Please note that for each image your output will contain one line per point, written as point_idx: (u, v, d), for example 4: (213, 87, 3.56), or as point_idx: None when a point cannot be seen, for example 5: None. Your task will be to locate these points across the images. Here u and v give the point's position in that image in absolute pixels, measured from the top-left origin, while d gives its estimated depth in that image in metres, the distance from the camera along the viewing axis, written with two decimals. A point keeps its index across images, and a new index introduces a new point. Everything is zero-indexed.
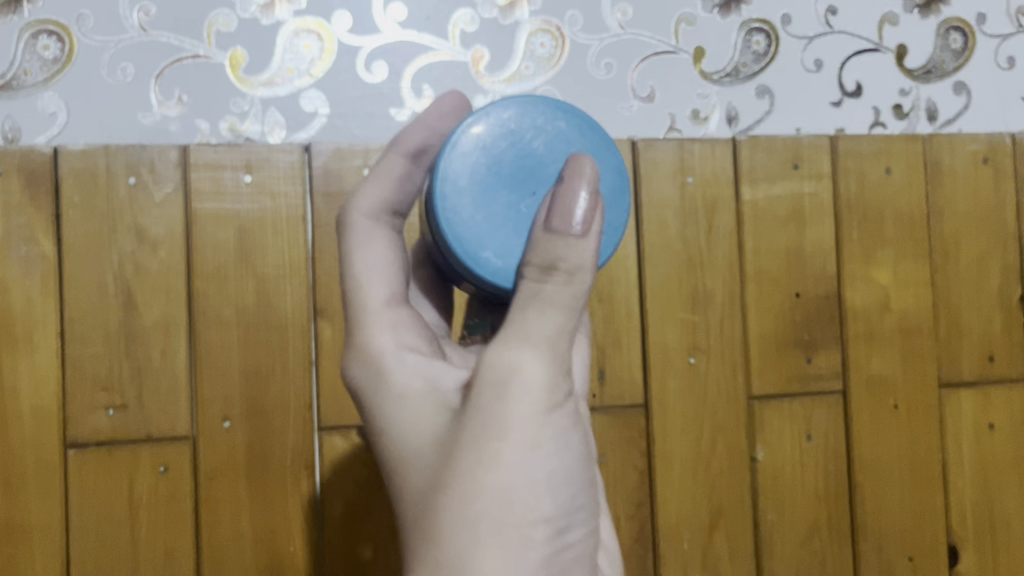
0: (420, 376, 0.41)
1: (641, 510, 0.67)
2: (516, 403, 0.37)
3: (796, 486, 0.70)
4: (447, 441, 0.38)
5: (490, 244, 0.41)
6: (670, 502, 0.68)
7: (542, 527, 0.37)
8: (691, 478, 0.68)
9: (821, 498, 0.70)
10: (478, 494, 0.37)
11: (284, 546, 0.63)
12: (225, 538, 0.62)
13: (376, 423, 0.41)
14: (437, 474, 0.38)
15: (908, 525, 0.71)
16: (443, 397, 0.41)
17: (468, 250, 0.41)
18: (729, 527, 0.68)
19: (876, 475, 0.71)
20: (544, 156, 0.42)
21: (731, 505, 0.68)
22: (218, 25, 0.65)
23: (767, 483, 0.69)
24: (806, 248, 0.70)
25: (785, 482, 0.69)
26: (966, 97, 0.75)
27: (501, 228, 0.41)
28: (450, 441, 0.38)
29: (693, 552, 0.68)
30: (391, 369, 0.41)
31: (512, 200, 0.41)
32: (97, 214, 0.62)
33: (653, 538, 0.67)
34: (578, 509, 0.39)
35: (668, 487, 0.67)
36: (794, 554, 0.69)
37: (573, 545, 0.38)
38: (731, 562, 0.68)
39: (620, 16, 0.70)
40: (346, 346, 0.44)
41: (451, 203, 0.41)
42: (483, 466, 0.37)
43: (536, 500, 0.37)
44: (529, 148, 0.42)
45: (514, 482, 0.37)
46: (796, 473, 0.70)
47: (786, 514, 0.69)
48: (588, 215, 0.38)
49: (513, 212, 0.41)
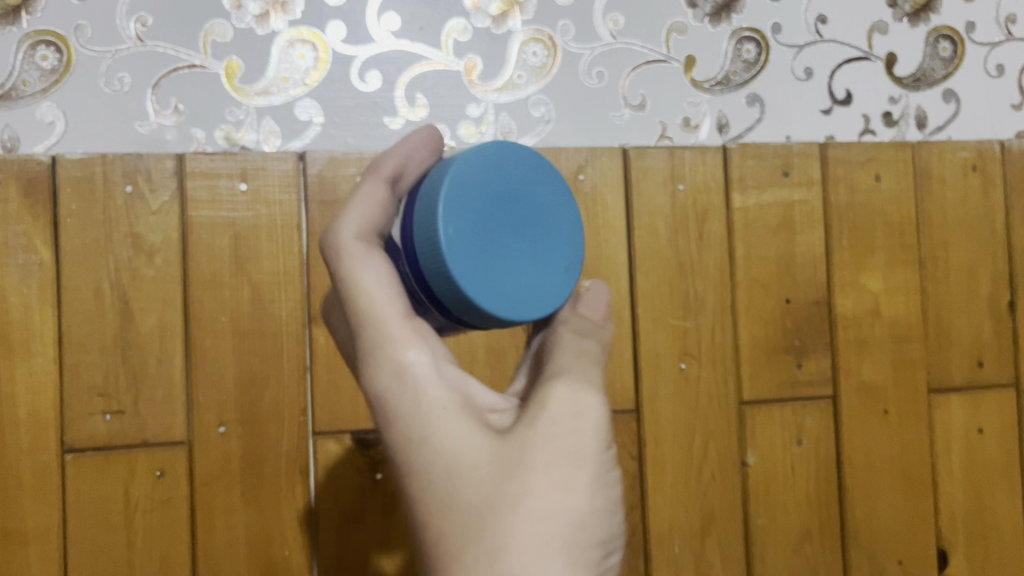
0: (454, 391, 0.40)
1: (633, 514, 0.68)
2: (575, 433, 0.39)
3: (787, 492, 0.70)
4: (506, 457, 0.38)
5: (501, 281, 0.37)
6: (662, 507, 0.68)
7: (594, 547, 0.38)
8: (683, 483, 0.68)
9: (812, 502, 0.71)
10: (542, 519, 0.37)
11: (279, 550, 0.64)
12: (220, 543, 0.63)
13: (411, 435, 0.39)
14: (499, 489, 0.37)
15: (899, 529, 0.72)
16: (481, 417, 0.40)
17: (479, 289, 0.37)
18: (720, 532, 0.69)
19: (867, 480, 0.71)
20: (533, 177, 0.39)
21: (722, 510, 0.69)
22: (214, 35, 0.66)
23: (758, 488, 0.70)
24: (796, 255, 0.71)
25: (776, 486, 0.70)
26: (954, 104, 0.76)
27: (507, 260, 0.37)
28: (512, 459, 0.38)
29: (684, 556, 0.68)
30: (429, 381, 0.39)
31: (514, 231, 0.38)
32: (95, 222, 0.62)
33: (645, 543, 0.68)
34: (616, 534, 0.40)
35: (660, 493, 0.68)
36: (785, 558, 0.70)
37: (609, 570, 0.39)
38: (722, 566, 0.69)
39: (612, 25, 0.71)
40: (359, 361, 0.41)
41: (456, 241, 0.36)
42: (552, 485, 0.37)
43: (589, 524, 0.38)
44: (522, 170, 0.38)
45: (576, 504, 0.38)
46: (787, 478, 0.70)
47: (777, 518, 0.70)
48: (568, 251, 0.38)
49: (518, 244, 0.38)
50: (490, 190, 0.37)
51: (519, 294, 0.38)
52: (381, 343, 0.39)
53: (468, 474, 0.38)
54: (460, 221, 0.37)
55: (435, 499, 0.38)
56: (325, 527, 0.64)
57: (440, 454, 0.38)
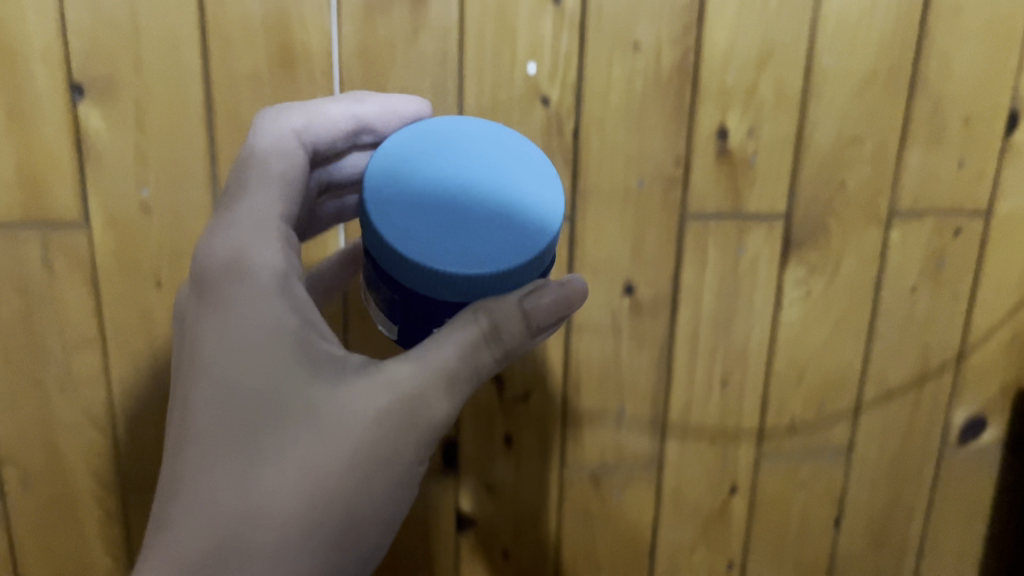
0: (272, 249, 0.47)
1: (686, 37, 0.61)
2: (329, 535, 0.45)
3: (860, 27, 0.63)
4: (297, 310, 0.45)
5: (443, 223, 0.45)
6: (719, 31, 0.62)
7: (239, 476, 0.41)
8: (747, 5, 0.61)
9: (886, 43, 0.63)
10: (230, 365, 0.43)
11: (298, 35, 0.58)
12: (232, 19, 0.57)
13: (226, 288, 0.45)
14: (236, 321, 0.44)
15: (973, 83, 0.66)
16: (302, 343, 0.44)
17: (412, 211, 0.45)
18: (780, 66, 0.63)
19: (952, 23, 0.64)
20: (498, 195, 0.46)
21: (785, 41, 0.62)
22: None
23: (830, 18, 0.62)
24: None
25: (849, 20, 0.63)
26: None
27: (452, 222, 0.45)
28: (292, 301, 0.45)
29: (736, 88, 0.63)
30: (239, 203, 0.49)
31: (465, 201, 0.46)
32: None
33: (694, 70, 0.62)
34: (264, 498, 0.41)
35: (719, 13, 0.61)
36: (843, 102, 0.65)
37: (262, 517, 0.41)
38: (776, 103, 0.64)
39: None
40: (216, 243, 0.47)
41: (421, 208, 0.45)
42: (228, 467, 0.41)
43: (252, 424, 0.42)
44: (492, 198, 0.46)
45: (246, 353, 0.43)
46: (864, 11, 0.62)
47: (843, 58, 0.63)
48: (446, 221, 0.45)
49: (466, 204, 0.46)
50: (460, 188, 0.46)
51: (439, 218, 0.45)
52: (222, 225, 0.48)
53: (226, 376, 0.43)
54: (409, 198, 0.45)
55: (187, 380, 0.44)
56: (348, 16, 0.58)
57: (229, 351, 0.43)
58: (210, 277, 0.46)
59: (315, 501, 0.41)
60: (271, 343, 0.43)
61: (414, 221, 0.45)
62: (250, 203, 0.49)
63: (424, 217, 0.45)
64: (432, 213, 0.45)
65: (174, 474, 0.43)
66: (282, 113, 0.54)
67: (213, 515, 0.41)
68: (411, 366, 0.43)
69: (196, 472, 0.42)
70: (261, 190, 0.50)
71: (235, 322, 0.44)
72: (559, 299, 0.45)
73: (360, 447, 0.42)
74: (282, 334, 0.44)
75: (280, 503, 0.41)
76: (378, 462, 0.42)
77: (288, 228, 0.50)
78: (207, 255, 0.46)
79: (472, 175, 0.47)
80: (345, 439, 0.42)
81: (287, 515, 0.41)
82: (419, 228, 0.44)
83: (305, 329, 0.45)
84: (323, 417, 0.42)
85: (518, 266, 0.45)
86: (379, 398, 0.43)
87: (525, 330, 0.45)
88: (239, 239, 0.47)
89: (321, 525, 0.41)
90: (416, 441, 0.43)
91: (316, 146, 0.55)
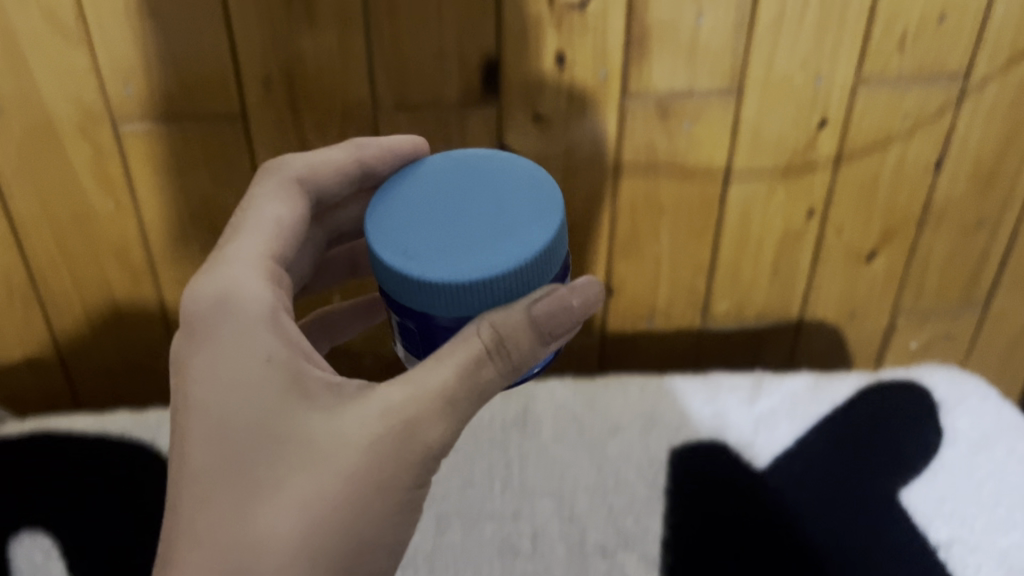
0: (261, 284, 0.43)
1: None
2: None
3: None
4: (287, 341, 0.41)
5: (437, 241, 0.40)
6: None
7: (239, 507, 0.38)
8: None
9: None
10: (218, 401, 0.39)
11: None
12: None
13: (209, 327, 0.42)
14: (222, 356, 0.41)
15: None
16: (294, 371, 0.40)
17: (406, 236, 0.41)
18: None
19: None
20: (502, 212, 0.41)
21: None
22: None
23: None
24: None
25: None
26: None
27: (448, 239, 0.40)
28: (279, 331, 0.41)
29: None
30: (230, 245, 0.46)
31: (468, 219, 0.41)
32: None
33: None
34: (265, 530, 0.38)
35: None
36: None
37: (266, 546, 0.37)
38: None
39: None
40: (204, 285, 0.43)
41: (418, 228, 0.41)
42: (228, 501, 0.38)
43: (245, 453, 0.38)
44: (497, 216, 0.41)
45: (231, 384, 0.40)
46: None
47: None
48: (442, 241, 0.40)
49: (468, 224, 0.40)
50: (461, 210, 0.41)
51: (435, 238, 0.40)
52: (212, 267, 0.45)
53: (215, 414, 0.39)
54: (408, 222, 0.41)
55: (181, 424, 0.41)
56: None
57: (215, 390, 0.40)
58: (196, 319, 0.42)
59: (318, 526, 0.38)
60: (259, 374, 0.40)
61: (411, 240, 0.40)
62: (242, 244, 0.46)
63: (421, 240, 0.40)
64: (429, 230, 0.41)
65: (173, 514, 0.40)
66: (285, 160, 0.50)
67: (210, 556, 0.38)
68: (407, 389, 0.39)
69: (195, 509, 0.39)
70: (251, 228, 0.46)
71: (218, 363, 0.40)
72: (572, 303, 0.40)
73: (358, 467, 0.38)
74: (265, 366, 0.40)
75: (282, 532, 0.38)
76: (379, 484, 0.38)
77: (280, 268, 0.46)
78: (196, 297, 0.43)
79: (476, 197, 0.42)
80: (342, 462, 0.38)
81: (290, 545, 0.37)
82: (416, 244, 0.40)
83: (291, 355, 0.41)
84: (316, 445, 0.38)
85: (517, 266, 0.39)
86: (375, 427, 0.38)
87: (536, 337, 0.39)
88: (227, 280, 0.43)
89: (327, 548, 0.38)
90: (422, 462, 0.39)
91: (320, 192, 0.50)
